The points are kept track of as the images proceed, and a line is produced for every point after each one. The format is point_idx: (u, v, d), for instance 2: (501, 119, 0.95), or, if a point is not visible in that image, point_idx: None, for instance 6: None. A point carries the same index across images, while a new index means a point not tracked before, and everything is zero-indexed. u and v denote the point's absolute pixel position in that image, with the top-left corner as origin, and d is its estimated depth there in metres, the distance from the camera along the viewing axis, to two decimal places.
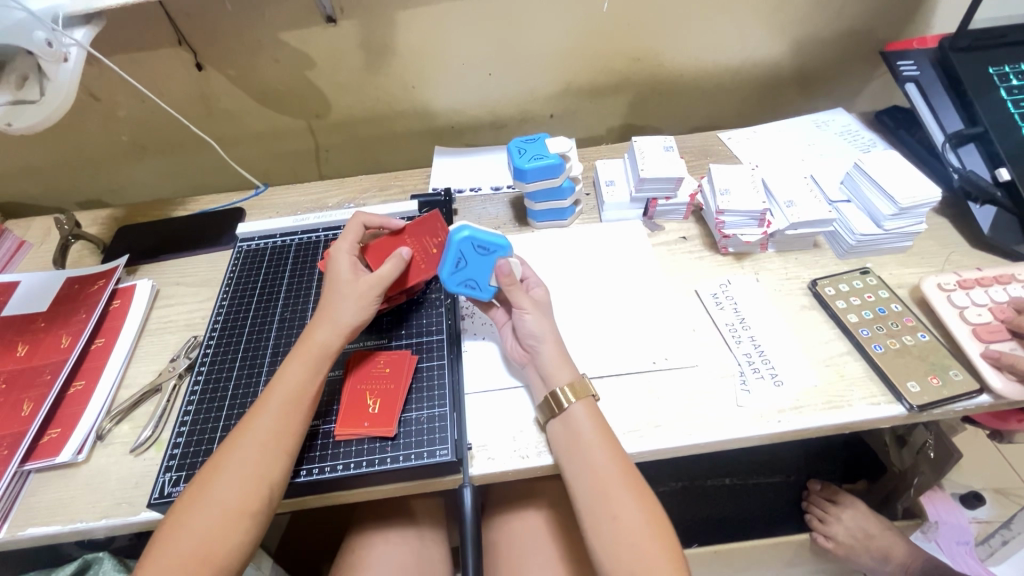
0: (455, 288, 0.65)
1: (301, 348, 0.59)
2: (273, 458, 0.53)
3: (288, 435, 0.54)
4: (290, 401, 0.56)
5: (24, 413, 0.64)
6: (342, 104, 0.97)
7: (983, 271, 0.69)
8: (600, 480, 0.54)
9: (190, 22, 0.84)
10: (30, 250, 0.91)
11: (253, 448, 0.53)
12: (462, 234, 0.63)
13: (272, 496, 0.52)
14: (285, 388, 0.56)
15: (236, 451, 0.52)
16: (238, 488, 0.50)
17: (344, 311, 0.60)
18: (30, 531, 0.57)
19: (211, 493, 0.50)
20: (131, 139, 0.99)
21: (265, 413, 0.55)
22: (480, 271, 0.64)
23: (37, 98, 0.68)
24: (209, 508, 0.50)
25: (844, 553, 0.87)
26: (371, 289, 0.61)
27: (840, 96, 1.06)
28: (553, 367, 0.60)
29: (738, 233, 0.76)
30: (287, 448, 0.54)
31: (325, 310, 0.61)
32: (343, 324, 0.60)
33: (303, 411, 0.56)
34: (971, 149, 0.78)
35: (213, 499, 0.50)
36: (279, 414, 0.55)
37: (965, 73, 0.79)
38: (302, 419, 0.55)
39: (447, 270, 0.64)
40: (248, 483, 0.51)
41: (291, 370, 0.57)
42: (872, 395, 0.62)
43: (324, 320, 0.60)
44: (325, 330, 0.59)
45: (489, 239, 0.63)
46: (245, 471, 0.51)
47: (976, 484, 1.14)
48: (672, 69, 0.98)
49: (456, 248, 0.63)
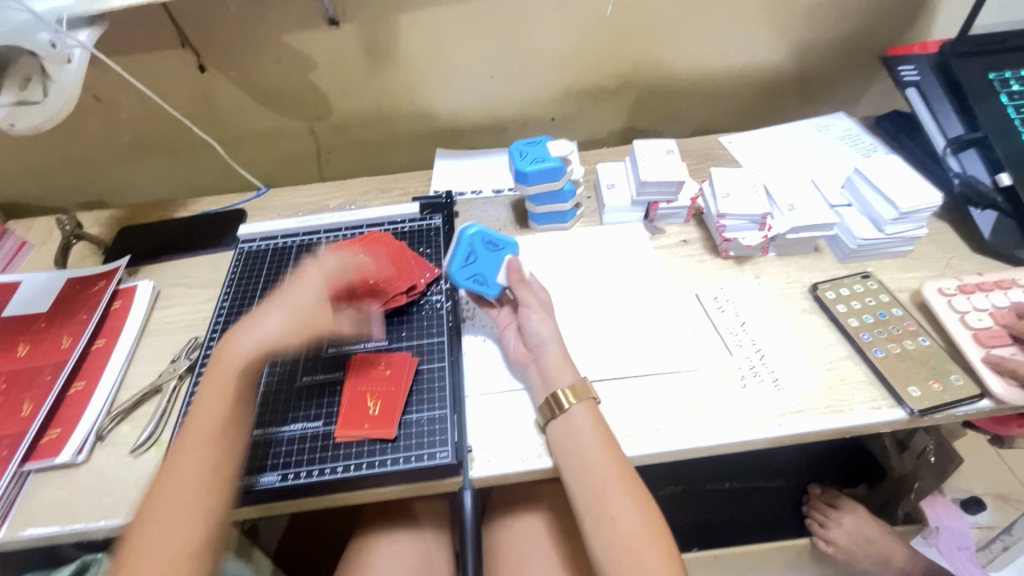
0: (463, 283, 0.67)
1: (218, 364, 0.54)
2: (214, 482, 0.49)
3: (228, 455, 0.51)
4: (222, 418, 0.52)
5: (24, 414, 0.64)
6: (344, 107, 0.97)
7: (985, 276, 0.69)
8: (598, 481, 0.54)
9: (193, 24, 0.85)
10: (31, 251, 0.91)
11: (190, 473, 0.49)
12: (471, 231, 0.67)
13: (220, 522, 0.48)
14: (212, 408, 0.52)
15: (174, 479, 0.49)
16: (180, 518, 0.47)
17: (270, 325, 0.56)
18: (29, 531, 0.57)
19: (153, 526, 0.46)
20: (133, 141, 0.99)
21: (198, 434, 0.51)
22: (488, 264, 0.67)
23: (40, 99, 0.68)
24: (152, 541, 0.46)
25: (844, 558, 0.87)
26: (308, 318, 0.57)
27: (840, 101, 1.06)
28: (555, 369, 0.61)
29: (739, 237, 0.76)
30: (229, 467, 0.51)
31: (254, 318, 0.56)
32: (265, 338, 0.55)
33: (238, 428, 0.53)
34: (972, 154, 0.78)
35: (155, 531, 0.46)
36: (215, 435, 0.51)
37: (965, 78, 0.80)
38: (240, 437, 0.52)
39: (455, 264, 0.67)
40: (192, 511, 0.47)
41: (215, 387, 0.53)
42: (873, 399, 0.62)
43: (246, 328, 0.56)
44: (246, 341, 0.55)
45: (499, 237, 0.68)
46: (184, 500, 0.48)
47: (976, 489, 1.14)
48: (673, 73, 0.98)
49: (468, 244, 0.67)
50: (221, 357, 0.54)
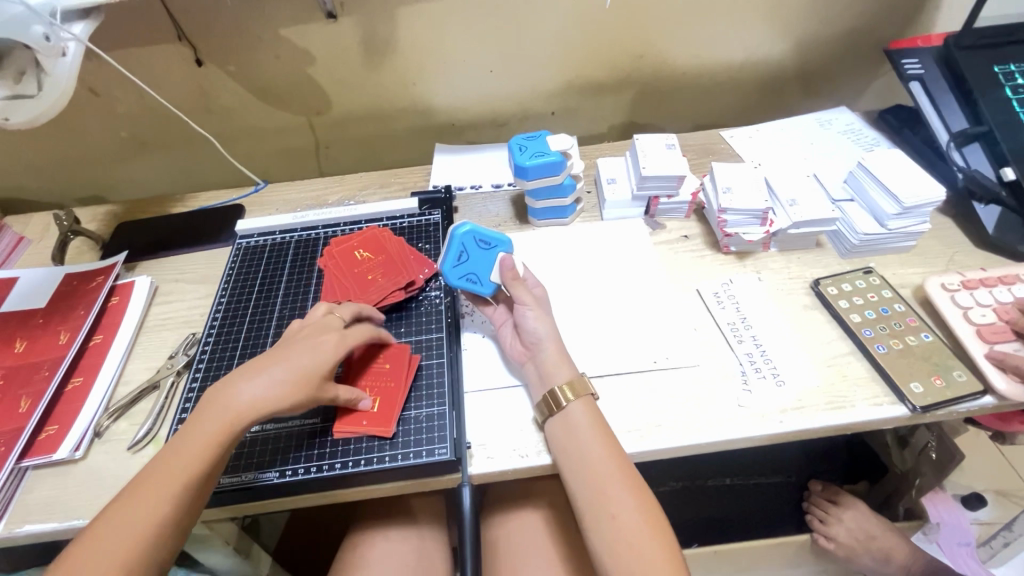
0: (456, 283, 0.65)
1: (216, 404, 0.54)
2: (149, 549, 0.47)
3: (174, 521, 0.49)
4: (182, 481, 0.50)
5: (21, 410, 0.64)
6: (343, 102, 0.96)
7: (988, 271, 0.69)
8: (598, 478, 0.54)
9: (190, 17, 0.84)
10: (28, 246, 0.90)
11: (131, 535, 0.47)
12: (464, 229, 0.66)
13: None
14: (179, 464, 0.50)
15: (115, 535, 0.47)
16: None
17: (272, 383, 0.55)
18: (27, 528, 0.57)
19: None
20: (130, 136, 0.99)
21: (160, 489, 0.49)
22: (482, 264, 0.66)
23: (34, 93, 0.67)
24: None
25: (845, 555, 0.86)
26: (307, 388, 0.55)
27: (843, 95, 1.05)
28: (552, 366, 0.60)
29: (740, 232, 0.76)
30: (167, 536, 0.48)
31: (265, 370, 0.56)
32: (259, 396, 0.54)
33: (195, 496, 0.50)
34: (976, 148, 0.77)
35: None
36: (170, 500, 0.49)
37: (969, 71, 0.79)
38: (191, 505, 0.50)
39: (448, 263, 0.65)
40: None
41: (198, 437, 0.52)
42: (875, 396, 0.61)
43: (253, 376, 0.55)
44: (248, 391, 0.54)
45: (490, 234, 0.67)
46: (112, 560, 0.46)
47: (977, 485, 1.13)
48: (674, 67, 0.97)
49: (460, 242, 0.66)
50: (217, 405, 0.54)
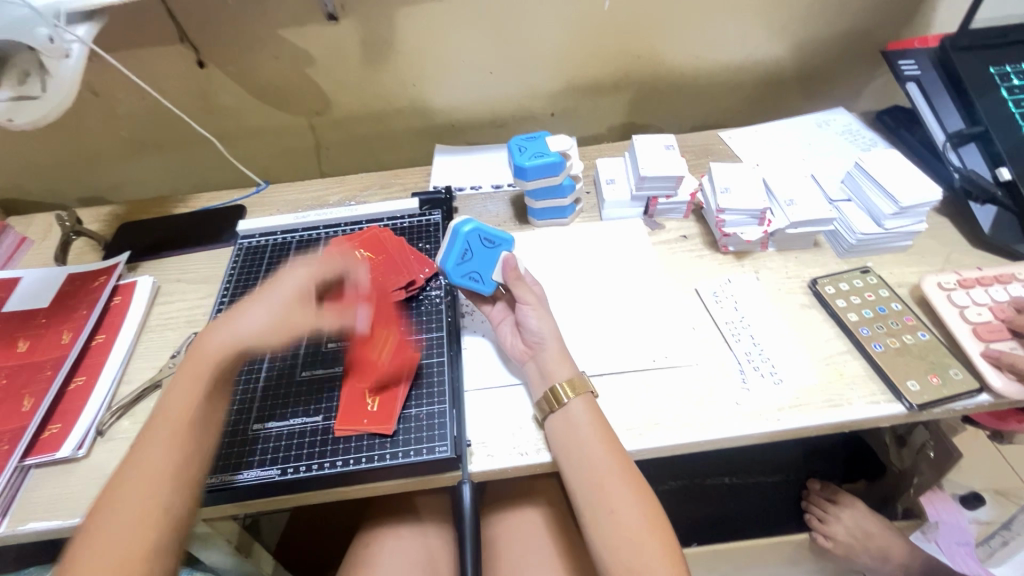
0: (459, 280, 0.65)
1: (192, 360, 0.52)
2: (168, 489, 0.46)
3: (184, 460, 0.48)
4: (176, 427, 0.49)
5: (25, 408, 0.64)
6: (343, 102, 0.97)
7: (984, 270, 0.69)
8: (597, 474, 0.54)
9: (191, 19, 0.85)
10: (31, 247, 0.91)
11: (143, 481, 0.46)
12: (466, 227, 0.65)
13: (177, 528, 0.46)
14: (174, 409, 0.50)
15: (125, 490, 0.45)
16: (132, 529, 0.44)
17: (249, 324, 0.54)
18: (30, 526, 0.57)
19: (101, 540, 0.43)
20: (132, 137, 0.99)
21: (154, 440, 0.48)
22: (485, 262, 0.66)
23: (39, 94, 0.68)
24: (99, 555, 0.43)
25: (843, 553, 0.87)
26: (291, 317, 0.55)
27: (840, 96, 1.06)
28: (553, 364, 0.61)
29: (738, 232, 0.76)
30: (181, 472, 0.47)
31: (236, 315, 0.55)
32: (240, 340, 0.53)
33: (196, 433, 0.50)
34: (972, 148, 0.78)
35: (104, 547, 0.43)
36: (166, 444, 0.48)
37: (965, 71, 0.79)
38: (194, 442, 0.49)
39: (451, 262, 0.64)
40: (145, 521, 0.44)
41: (180, 388, 0.51)
42: (872, 394, 0.62)
43: (230, 319, 0.54)
44: (221, 338, 0.53)
45: (495, 232, 0.66)
46: (135, 508, 0.45)
47: (976, 485, 1.14)
48: (673, 68, 0.98)
49: (463, 240, 0.65)
50: (199, 352, 0.53)
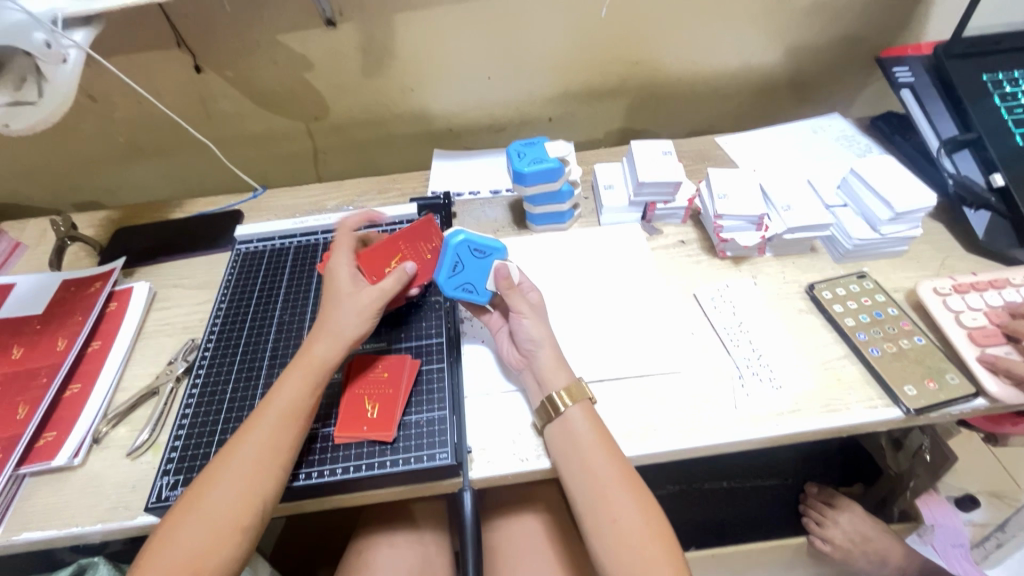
0: (453, 292, 0.65)
1: (300, 361, 0.58)
2: (267, 471, 0.52)
3: (282, 451, 0.54)
4: (285, 417, 0.55)
5: (20, 416, 0.64)
6: (341, 107, 0.97)
7: (979, 275, 0.70)
8: (599, 483, 0.54)
9: (188, 23, 0.84)
10: (25, 252, 0.90)
11: (247, 461, 0.52)
12: (457, 238, 0.63)
13: (265, 511, 0.51)
14: (280, 409, 0.55)
15: (229, 466, 0.52)
16: (232, 503, 0.50)
17: (347, 322, 0.60)
18: (25, 535, 0.57)
19: (204, 507, 0.50)
20: (129, 141, 0.99)
21: (260, 428, 0.54)
22: (476, 273, 0.64)
23: (35, 99, 0.68)
24: (203, 518, 0.49)
25: (841, 557, 0.87)
26: (373, 301, 0.61)
27: (835, 101, 1.07)
28: (549, 371, 0.61)
29: (736, 237, 0.76)
30: (281, 460, 0.53)
31: (327, 322, 0.60)
32: (344, 337, 0.59)
33: (298, 428, 0.55)
34: (966, 154, 0.79)
35: (203, 514, 0.49)
36: (274, 431, 0.54)
37: (959, 78, 0.81)
38: (296, 435, 0.55)
39: (443, 275, 0.64)
40: (242, 499, 0.50)
41: (288, 384, 0.57)
42: (869, 399, 0.62)
43: (327, 327, 0.60)
44: (326, 343, 0.59)
45: (485, 242, 0.64)
46: (240, 483, 0.51)
47: (971, 487, 1.14)
48: (669, 74, 0.98)
49: (453, 252, 0.63)
50: (301, 358, 0.59)
